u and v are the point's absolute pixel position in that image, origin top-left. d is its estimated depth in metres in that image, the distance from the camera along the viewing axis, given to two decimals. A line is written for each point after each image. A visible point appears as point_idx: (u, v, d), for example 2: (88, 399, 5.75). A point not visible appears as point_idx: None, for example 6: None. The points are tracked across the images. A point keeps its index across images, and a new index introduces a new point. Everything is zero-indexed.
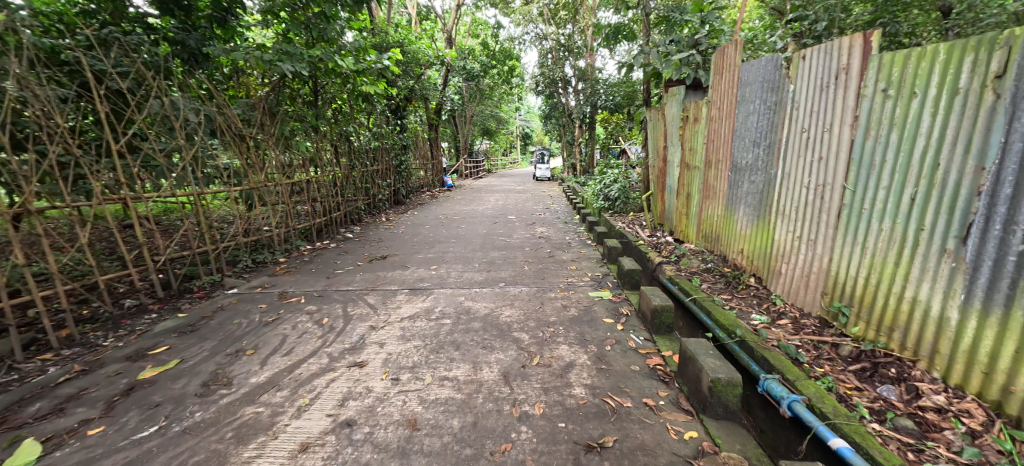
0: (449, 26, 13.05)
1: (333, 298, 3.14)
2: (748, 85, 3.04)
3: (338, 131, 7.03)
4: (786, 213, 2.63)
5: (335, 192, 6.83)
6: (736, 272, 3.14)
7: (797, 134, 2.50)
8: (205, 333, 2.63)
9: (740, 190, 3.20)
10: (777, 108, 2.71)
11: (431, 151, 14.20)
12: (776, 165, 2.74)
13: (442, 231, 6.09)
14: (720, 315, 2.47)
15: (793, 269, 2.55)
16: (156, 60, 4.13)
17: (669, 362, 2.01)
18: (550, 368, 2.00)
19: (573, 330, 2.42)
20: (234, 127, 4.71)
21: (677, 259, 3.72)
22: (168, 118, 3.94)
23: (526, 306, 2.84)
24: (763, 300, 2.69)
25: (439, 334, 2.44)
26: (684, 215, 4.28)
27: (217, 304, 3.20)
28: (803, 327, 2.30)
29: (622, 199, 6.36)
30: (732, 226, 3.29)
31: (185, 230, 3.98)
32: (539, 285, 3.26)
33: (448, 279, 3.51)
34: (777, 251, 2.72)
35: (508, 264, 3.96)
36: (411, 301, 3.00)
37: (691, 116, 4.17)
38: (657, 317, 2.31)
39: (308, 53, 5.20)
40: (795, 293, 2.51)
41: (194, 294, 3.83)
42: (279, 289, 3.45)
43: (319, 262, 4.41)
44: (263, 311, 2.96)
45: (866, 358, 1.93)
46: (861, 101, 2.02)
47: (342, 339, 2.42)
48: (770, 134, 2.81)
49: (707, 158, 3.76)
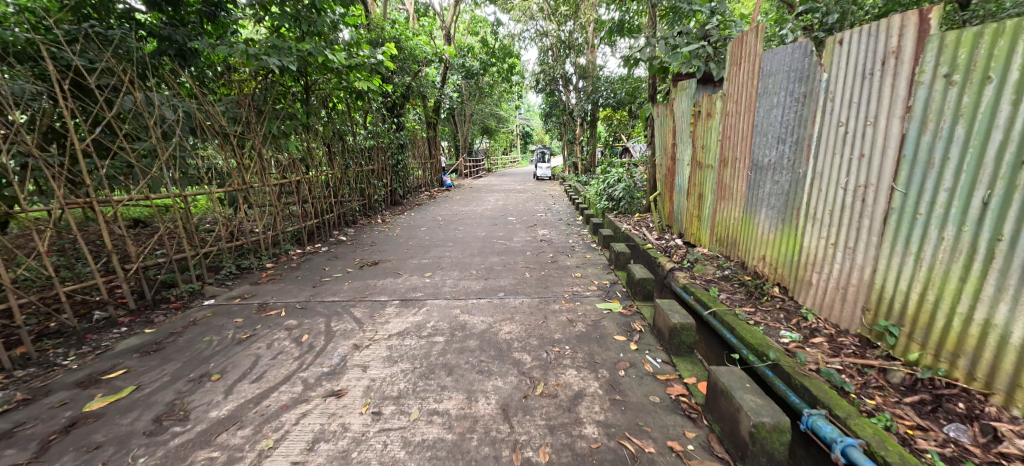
0: (447, 23, 12.78)
1: (316, 310, 2.87)
2: (771, 76, 2.77)
3: (331, 130, 6.75)
4: (818, 217, 2.35)
5: (327, 193, 6.55)
6: (757, 280, 2.86)
7: (832, 128, 2.23)
8: (170, 353, 2.37)
9: (761, 191, 2.92)
10: (807, 100, 2.43)
11: (431, 150, 13.95)
12: (804, 164, 2.47)
13: (439, 233, 5.81)
14: (746, 331, 2.21)
15: (825, 280, 2.28)
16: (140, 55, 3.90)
17: (694, 393, 1.74)
18: (556, 400, 1.73)
19: (581, 351, 2.15)
20: (216, 125, 4.42)
21: (690, 266, 3.45)
22: (142, 116, 3.65)
23: (528, 321, 2.56)
24: (792, 314, 2.42)
25: (429, 355, 2.17)
26: (695, 216, 4.02)
27: (190, 318, 2.92)
28: (841, 348, 2.03)
29: (626, 199, 6.08)
30: (753, 230, 3.01)
31: (161, 235, 3.71)
32: (542, 296, 2.98)
33: (443, 289, 3.23)
34: (806, 259, 2.45)
35: (508, 271, 3.68)
36: (401, 315, 2.72)
37: (703, 111, 3.89)
38: (677, 336, 2.04)
39: (297, 46, 4.92)
40: (830, 307, 2.24)
41: (171, 305, 3.56)
42: (260, 299, 3.18)
43: (306, 269, 4.14)
44: (238, 326, 2.69)
45: (924, 388, 1.66)
46: (915, 89, 1.75)
47: (321, 361, 2.15)
48: (797, 128, 2.53)
49: (723, 156, 3.48)
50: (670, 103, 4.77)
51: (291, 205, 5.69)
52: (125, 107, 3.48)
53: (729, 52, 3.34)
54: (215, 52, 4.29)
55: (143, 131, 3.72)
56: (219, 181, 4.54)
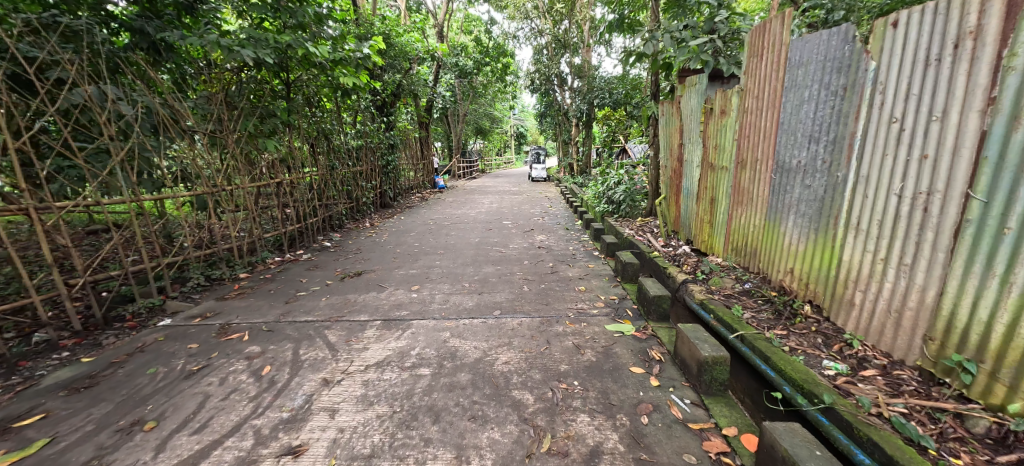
0: (440, 22, 12.40)
1: (285, 333, 2.50)
2: (802, 67, 2.46)
3: (315, 128, 6.35)
4: (861, 227, 2.05)
5: (310, 196, 6.14)
6: (784, 297, 2.55)
7: (881, 124, 1.92)
8: (104, 391, 1.99)
9: (787, 196, 2.61)
10: (848, 93, 2.13)
11: (423, 150, 13.58)
12: (843, 166, 2.16)
13: (429, 239, 5.43)
14: (786, 363, 1.89)
15: (871, 301, 1.98)
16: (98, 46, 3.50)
17: (737, 450, 1.41)
18: (568, 460, 1.39)
19: (593, 388, 1.80)
20: (182, 122, 4.01)
21: (705, 278, 3.13)
22: (91, 112, 3.22)
23: (528, 347, 2.22)
24: (832, 339, 2.11)
25: (412, 394, 1.81)
26: (707, 223, 3.71)
27: (138, 342, 2.54)
28: (901, 384, 1.72)
29: (628, 202, 5.77)
30: (777, 239, 2.70)
31: (115, 245, 3.29)
32: (543, 315, 2.63)
33: (430, 306, 2.87)
34: (847, 275, 2.13)
35: (504, 283, 3.33)
36: (382, 340, 2.36)
37: (716, 108, 3.57)
38: (706, 373, 1.71)
39: (275, 38, 4.53)
40: (878, 332, 1.94)
41: (125, 324, 3.15)
42: (222, 319, 2.79)
43: (281, 281, 3.74)
44: (191, 354, 2.31)
45: (1020, 445, 1.36)
46: (1003, 76, 1.44)
47: (282, 403, 1.79)
48: (835, 126, 2.22)
49: (740, 157, 3.17)
50: (677, 101, 4.44)
51: (270, 210, 5.30)
52: (73, 101, 3.09)
53: (747, 42, 3.04)
54: (184, 43, 3.91)
55: (95, 129, 3.31)
56: (187, 184, 4.14)
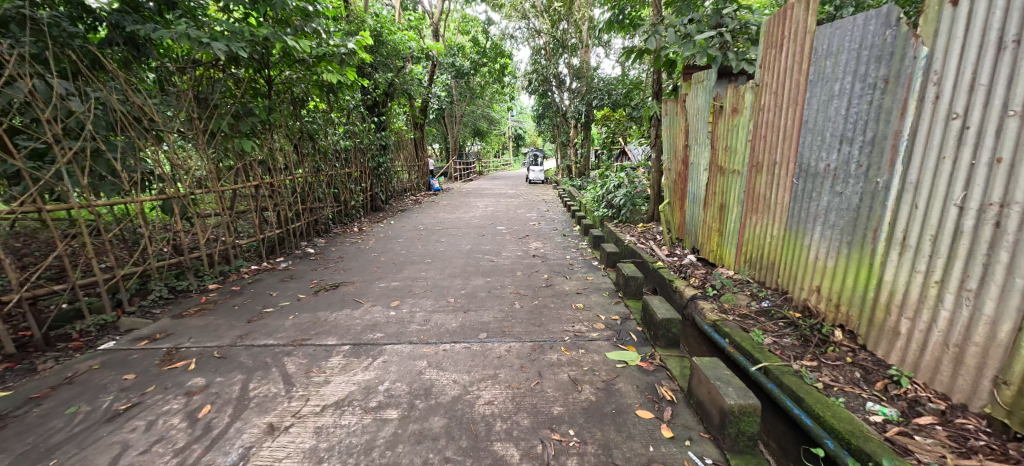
0: (435, 21, 12.12)
1: (238, 361, 2.17)
2: (833, 57, 2.16)
3: (300, 128, 6.04)
4: (909, 243, 1.73)
5: (293, 200, 5.82)
6: (810, 320, 2.24)
7: (935, 122, 1.62)
8: (7, 438, 1.66)
9: (813, 205, 2.31)
10: (890, 85, 1.83)
11: (419, 152, 13.26)
12: (884, 171, 1.86)
13: (418, 247, 5.10)
14: (824, 408, 1.58)
15: (922, 332, 1.66)
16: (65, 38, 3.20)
17: None
18: None
19: (592, 441, 1.48)
20: (148, 121, 3.67)
21: (717, 294, 2.82)
22: (32, 108, 2.89)
23: (516, 381, 1.89)
24: (874, 374, 1.79)
25: (371, 448, 1.49)
26: (715, 231, 3.40)
27: (68, 370, 2.20)
28: (969, 439, 1.40)
29: (629, 206, 5.47)
30: (801, 252, 2.39)
31: (60, 255, 2.96)
32: (535, 338, 2.32)
33: (408, 328, 2.54)
34: (889, 298, 1.82)
35: (494, 299, 3.00)
36: (347, 370, 2.04)
37: (727, 107, 3.26)
38: (731, 425, 1.40)
39: (251, 30, 4.10)
40: (931, 368, 1.62)
41: (70, 344, 2.82)
42: (172, 342, 2.46)
43: (249, 294, 3.41)
44: (124, 388, 1.98)
45: None
46: None
47: (211, 458, 1.46)
48: (874, 123, 1.91)
49: (755, 160, 2.85)
50: (682, 99, 4.13)
51: (246, 215, 4.96)
52: (11, 96, 2.76)
53: (763, 32, 2.74)
54: (154, 37, 3.54)
55: (41, 128, 2.98)
56: (151, 188, 3.80)
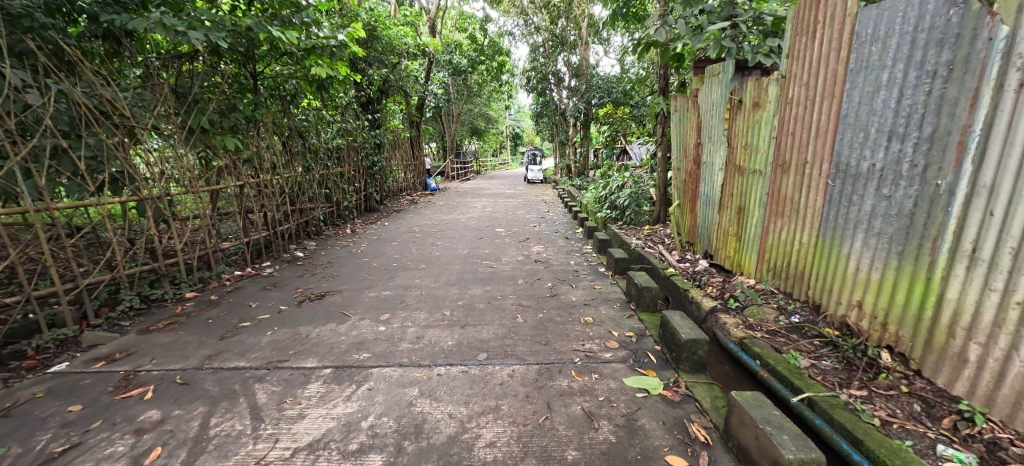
0: (431, 17, 11.80)
1: (202, 389, 1.90)
2: (881, 42, 1.91)
3: (287, 125, 5.74)
4: (982, 256, 1.47)
5: (281, 201, 5.53)
6: (852, 340, 1.99)
7: (1018, 114, 1.36)
8: None
9: (853, 209, 2.06)
10: (955, 72, 1.57)
11: (415, 151, 12.98)
12: (947, 172, 1.60)
13: (413, 251, 4.83)
14: (890, 454, 1.34)
15: (998, 361, 1.41)
16: (31, 25, 2.88)
17: None
18: None
19: None
20: (120, 116, 3.36)
21: (740, 307, 2.57)
22: None
23: (520, 415, 1.63)
24: (937, 408, 1.54)
25: None
26: (732, 236, 3.16)
27: (7, 398, 1.92)
28: None
29: (633, 208, 5.21)
30: (839, 261, 2.13)
31: (13, 262, 2.68)
32: (541, 360, 2.06)
33: (398, 346, 2.27)
34: (952, 319, 1.56)
35: (494, 311, 2.74)
36: (325, 400, 1.77)
37: (747, 101, 3.00)
38: None
39: (234, 20, 3.71)
40: (1011, 404, 1.37)
41: (23, 363, 2.54)
42: (131, 363, 2.18)
43: (227, 305, 3.12)
44: (67, 423, 1.71)
45: None
46: None
47: None
48: (934, 117, 1.66)
49: (782, 158, 2.59)
50: (694, 94, 3.86)
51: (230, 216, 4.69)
52: None
53: (791, 19, 2.49)
54: (128, 26, 3.20)
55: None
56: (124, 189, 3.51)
